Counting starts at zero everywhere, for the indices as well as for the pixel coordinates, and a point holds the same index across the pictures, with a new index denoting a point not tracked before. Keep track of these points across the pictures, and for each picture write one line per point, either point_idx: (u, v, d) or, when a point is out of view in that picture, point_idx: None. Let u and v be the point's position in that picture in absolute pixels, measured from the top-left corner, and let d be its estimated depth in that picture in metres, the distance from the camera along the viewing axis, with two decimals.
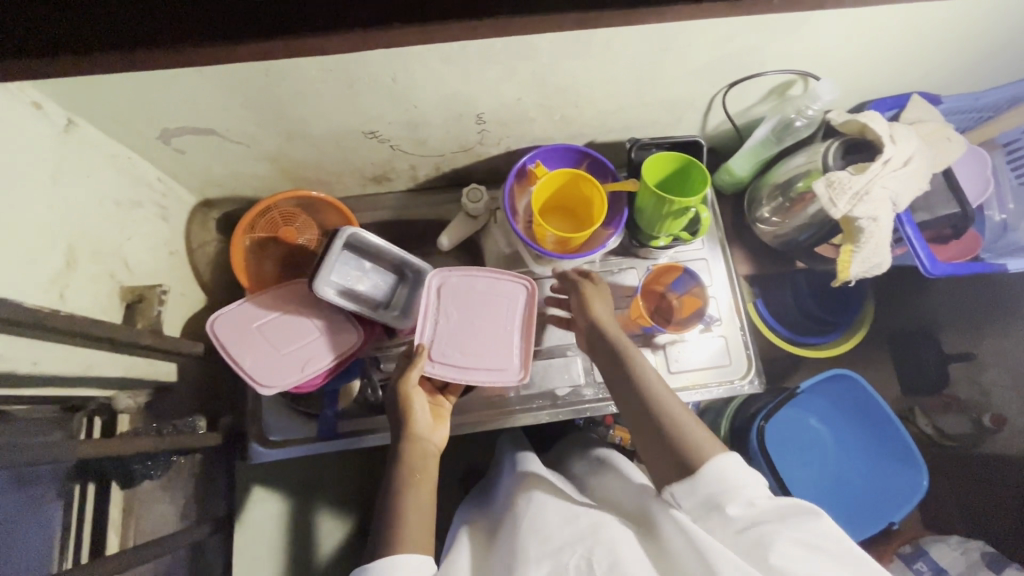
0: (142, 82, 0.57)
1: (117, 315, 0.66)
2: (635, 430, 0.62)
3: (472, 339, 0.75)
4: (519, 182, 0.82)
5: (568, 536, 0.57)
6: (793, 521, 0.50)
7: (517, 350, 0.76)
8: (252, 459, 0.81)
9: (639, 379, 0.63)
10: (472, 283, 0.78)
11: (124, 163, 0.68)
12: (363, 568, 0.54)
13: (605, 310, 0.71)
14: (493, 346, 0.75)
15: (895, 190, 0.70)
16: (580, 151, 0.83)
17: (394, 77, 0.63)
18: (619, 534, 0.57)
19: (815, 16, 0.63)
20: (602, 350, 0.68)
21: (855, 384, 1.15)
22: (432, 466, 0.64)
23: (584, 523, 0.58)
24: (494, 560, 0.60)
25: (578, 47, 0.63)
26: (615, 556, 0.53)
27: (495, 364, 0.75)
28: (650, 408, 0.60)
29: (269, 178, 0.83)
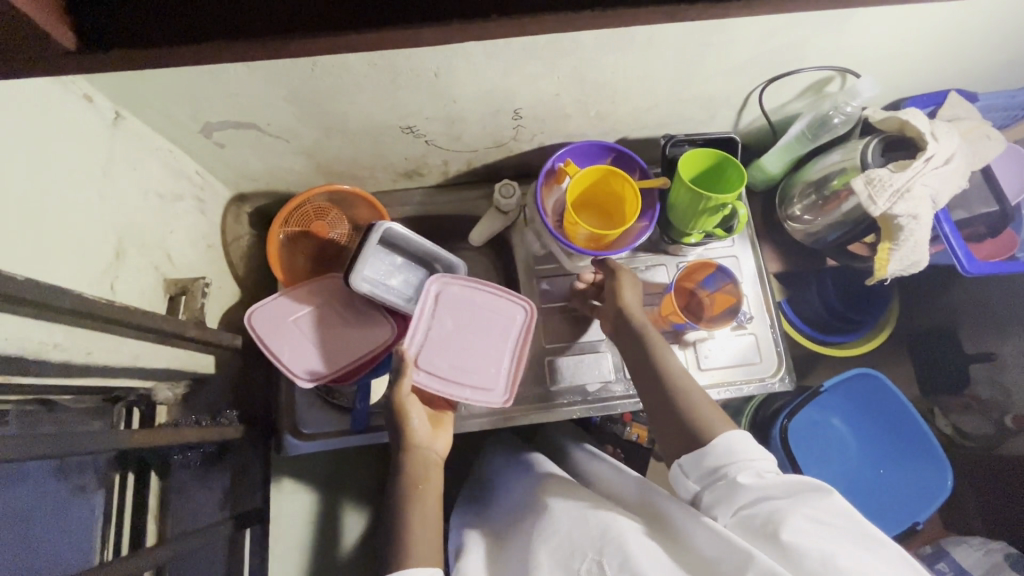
0: (190, 75, 0.58)
1: (161, 307, 0.67)
2: (654, 413, 0.65)
3: (461, 354, 0.74)
4: (548, 180, 0.82)
5: (578, 538, 0.57)
6: (803, 497, 0.51)
7: (504, 372, 0.75)
8: (287, 451, 0.82)
9: (664, 367, 0.65)
10: (471, 297, 0.76)
11: (166, 156, 0.69)
12: None
13: (635, 298, 0.72)
14: (481, 364, 0.75)
15: (935, 189, 0.70)
16: (607, 147, 0.82)
17: (437, 72, 0.63)
18: (635, 531, 0.56)
19: (862, 12, 0.63)
20: (630, 342, 0.69)
21: (877, 381, 1.16)
22: (433, 471, 0.63)
23: (593, 523, 0.58)
24: (511, 560, 0.63)
25: (622, 42, 0.62)
26: (625, 553, 0.53)
27: (480, 384, 0.74)
28: (675, 397, 0.63)
29: (303, 172, 0.84)
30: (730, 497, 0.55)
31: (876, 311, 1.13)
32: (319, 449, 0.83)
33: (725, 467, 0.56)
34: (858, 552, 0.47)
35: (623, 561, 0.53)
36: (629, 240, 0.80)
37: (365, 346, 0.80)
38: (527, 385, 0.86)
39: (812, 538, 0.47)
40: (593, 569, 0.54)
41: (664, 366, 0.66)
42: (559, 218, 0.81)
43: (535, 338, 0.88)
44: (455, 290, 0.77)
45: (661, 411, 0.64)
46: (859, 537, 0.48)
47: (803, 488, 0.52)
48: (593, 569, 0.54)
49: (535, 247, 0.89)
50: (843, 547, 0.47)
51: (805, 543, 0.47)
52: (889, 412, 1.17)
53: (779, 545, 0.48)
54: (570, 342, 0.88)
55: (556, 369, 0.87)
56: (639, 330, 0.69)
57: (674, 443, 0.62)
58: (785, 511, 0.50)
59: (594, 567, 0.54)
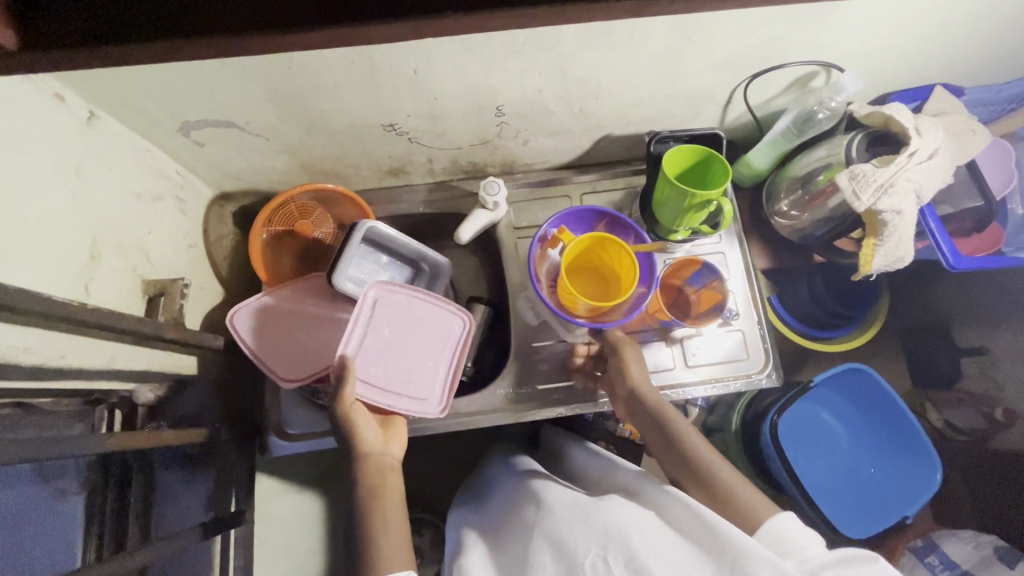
0: (162, 73, 0.57)
1: (140, 308, 0.66)
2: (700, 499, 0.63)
3: (397, 363, 0.74)
4: (540, 248, 0.81)
5: (579, 533, 0.56)
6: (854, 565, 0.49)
7: (441, 382, 0.76)
8: (272, 451, 0.82)
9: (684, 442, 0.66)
10: (412, 305, 0.76)
11: (144, 155, 0.68)
12: None
13: (640, 374, 0.74)
14: (416, 373, 0.75)
15: (919, 184, 0.70)
16: (598, 211, 0.83)
17: (416, 69, 0.63)
18: (638, 522, 0.56)
19: (845, 6, 0.62)
20: (643, 410, 0.72)
21: (869, 377, 1.15)
22: (390, 475, 0.64)
23: (596, 518, 0.57)
24: (512, 559, 0.62)
25: (602, 37, 0.62)
26: (630, 549, 0.53)
27: (415, 392, 0.74)
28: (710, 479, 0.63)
29: (288, 171, 0.83)
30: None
31: (864, 306, 1.13)
32: (305, 449, 0.83)
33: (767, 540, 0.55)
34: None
35: (628, 557, 0.53)
36: (627, 309, 0.78)
37: None
38: (514, 385, 0.86)
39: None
40: (597, 563, 0.54)
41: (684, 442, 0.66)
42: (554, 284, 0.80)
43: (522, 337, 0.87)
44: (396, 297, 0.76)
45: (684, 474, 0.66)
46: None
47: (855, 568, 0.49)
48: (598, 564, 0.54)
49: (529, 315, 0.87)
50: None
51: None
52: (879, 409, 1.16)
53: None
54: (557, 341, 0.87)
55: (543, 368, 0.86)
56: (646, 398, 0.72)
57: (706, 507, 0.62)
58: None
59: (598, 561, 0.54)
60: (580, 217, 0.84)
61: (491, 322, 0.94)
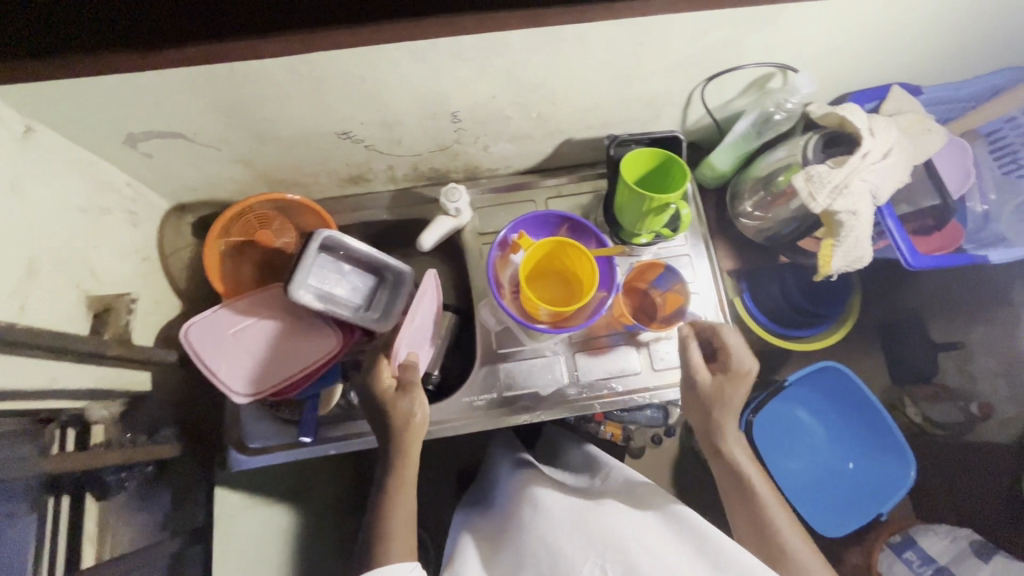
0: (99, 86, 0.56)
1: (84, 325, 0.65)
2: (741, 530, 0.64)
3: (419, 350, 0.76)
4: (502, 253, 0.81)
5: (579, 543, 0.57)
6: None
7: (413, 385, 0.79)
8: (232, 466, 0.80)
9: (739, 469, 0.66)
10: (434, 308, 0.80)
11: (89, 168, 0.67)
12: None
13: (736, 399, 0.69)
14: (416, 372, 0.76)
15: (875, 184, 0.70)
16: (560, 216, 0.84)
17: (364, 77, 0.62)
18: (634, 532, 0.57)
19: (792, 8, 0.62)
20: (704, 433, 0.70)
21: (843, 375, 1.14)
22: (402, 484, 0.65)
23: (594, 527, 0.59)
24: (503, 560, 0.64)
25: (551, 43, 0.61)
26: (628, 562, 0.54)
27: None
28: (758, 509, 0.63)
29: (244, 181, 0.82)
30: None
31: (835, 305, 1.13)
32: (267, 463, 0.81)
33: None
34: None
35: (625, 565, 0.54)
36: (589, 313, 0.78)
37: (308, 356, 0.78)
38: (479, 393, 0.85)
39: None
40: (593, 572, 0.55)
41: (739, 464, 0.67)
42: (516, 289, 0.79)
43: (487, 343, 0.86)
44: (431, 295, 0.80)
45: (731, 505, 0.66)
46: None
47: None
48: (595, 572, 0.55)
49: (490, 322, 0.86)
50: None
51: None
52: (856, 406, 1.16)
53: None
54: (522, 347, 0.86)
55: (509, 374, 0.85)
56: (708, 424, 0.69)
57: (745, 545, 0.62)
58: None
59: (595, 570, 0.55)
60: (542, 222, 0.84)
61: (457, 329, 0.93)
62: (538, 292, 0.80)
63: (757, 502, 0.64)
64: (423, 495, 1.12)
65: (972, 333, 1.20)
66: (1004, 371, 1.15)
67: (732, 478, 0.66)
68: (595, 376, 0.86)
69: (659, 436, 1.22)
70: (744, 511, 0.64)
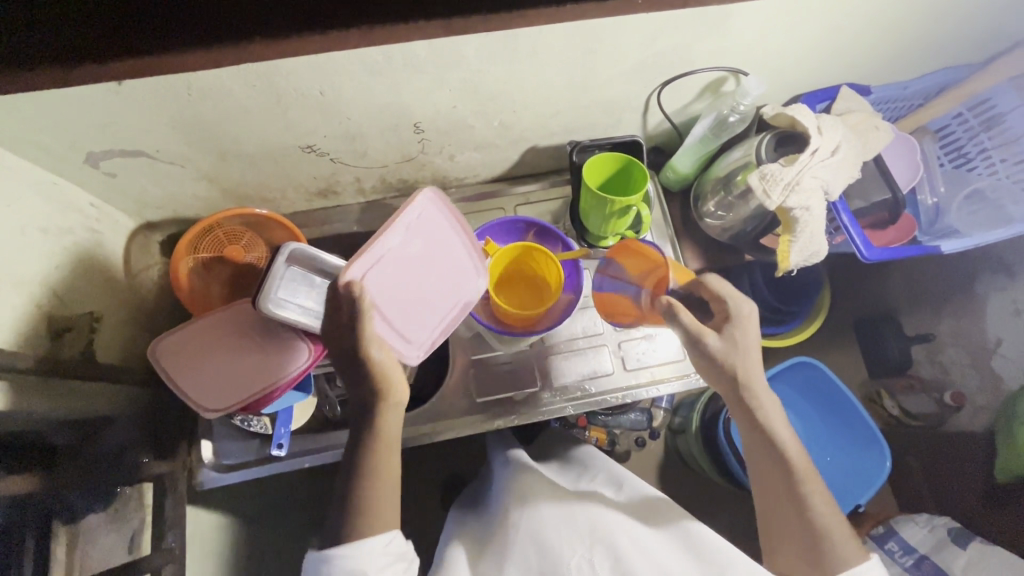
0: (54, 106, 0.56)
1: (46, 346, 0.66)
2: (773, 514, 0.62)
3: (409, 292, 0.68)
4: None
5: (567, 536, 0.57)
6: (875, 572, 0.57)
7: (437, 330, 0.71)
8: (202, 484, 0.80)
9: (778, 453, 0.62)
10: (445, 234, 0.70)
11: (51, 190, 0.67)
12: (326, 554, 0.56)
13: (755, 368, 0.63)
14: (414, 311, 0.69)
15: (826, 180, 0.72)
16: (526, 222, 0.85)
17: (323, 91, 0.63)
18: (626, 528, 0.58)
19: (735, 14, 0.64)
20: (746, 423, 0.64)
21: (817, 370, 1.17)
22: (383, 475, 0.61)
23: (583, 520, 0.59)
24: (489, 561, 0.63)
25: (505, 53, 0.63)
26: (616, 553, 0.55)
27: (405, 332, 0.68)
28: (792, 495, 0.60)
29: (210, 199, 0.82)
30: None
31: (806, 300, 1.14)
32: (240, 479, 0.81)
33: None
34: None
35: (614, 556, 0.55)
36: (557, 315, 0.78)
37: (275, 372, 0.77)
38: (453, 400, 0.85)
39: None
40: (581, 564, 0.55)
41: (779, 449, 0.62)
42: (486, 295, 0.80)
43: (459, 350, 0.87)
44: (438, 217, 0.69)
45: (769, 495, 0.63)
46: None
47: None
48: (583, 565, 0.55)
49: (461, 331, 0.87)
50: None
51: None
52: (832, 401, 1.17)
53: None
54: (494, 353, 0.87)
55: (482, 380, 0.86)
56: (752, 417, 0.64)
57: (782, 540, 0.61)
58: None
59: (583, 562, 0.55)
60: (509, 229, 0.85)
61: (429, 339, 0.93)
62: (510, 298, 0.81)
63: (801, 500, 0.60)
64: (406, 507, 1.12)
65: (941, 324, 1.24)
66: (972, 359, 1.18)
67: (777, 471, 0.62)
68: (567, 379, 0.87)
69: (643, 437, 1.23)
70: (783, 509, 0.61)
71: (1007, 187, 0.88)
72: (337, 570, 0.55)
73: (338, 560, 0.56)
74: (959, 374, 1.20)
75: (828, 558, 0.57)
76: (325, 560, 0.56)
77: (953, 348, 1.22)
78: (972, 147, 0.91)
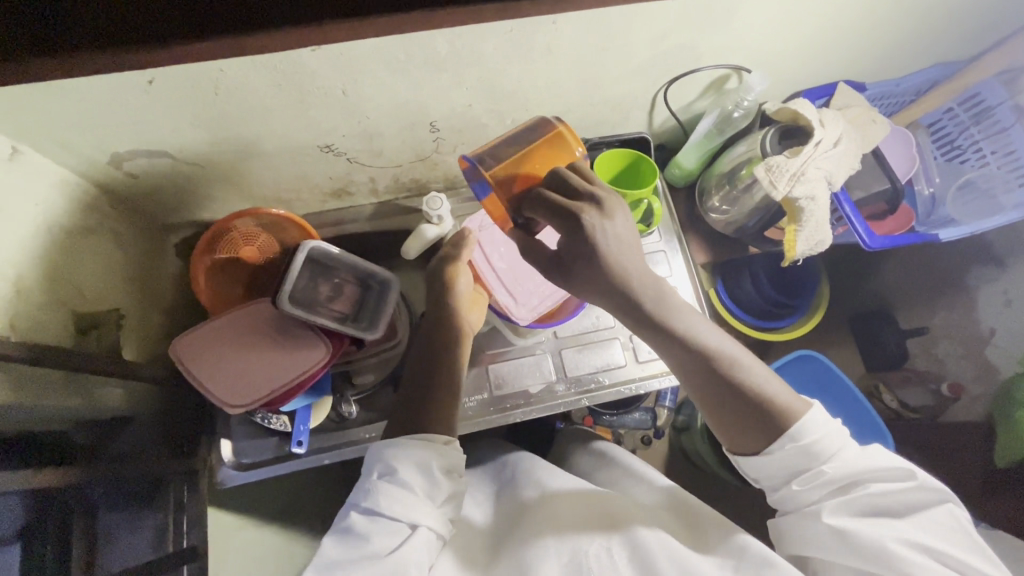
0: (81, 104, 0.57)
1: (71, 342, 0.67)
2: (714, 410, 0.56)
3: (518, 262, 0.84)
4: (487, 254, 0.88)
5: (591, 529, 0.62)
6: (852, 459, 0.54)
7: (537, 298, 0.83)
8: (224, 482, 0.82)
9: (690, 339, 0.55)
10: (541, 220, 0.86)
11: (75, 191, 0.68)
12: (393, 441, 0.57)
13: (621, 252, 0.54)
14: (521, 280, 0.84)
15: (829, 170, 0.75)
16: None
17: (344, 90, 0.65)
18: (653, 531, 0.62)
19: (741, 13, 0.67)
20: (647, 331, 0.57)
21: (820, 363, 1.18)
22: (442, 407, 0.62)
23: (605, 520, 0.64)
24: (505, 551, 0.64)
25: (522, 51, 0.65)
26: (638, 543, 0.59)
27: (516, 296, 0.83)
28: (724, 375, 0.55)
29: (228, 201, 0.83)
30: (800, 516, 0.55)
31: (808, 293, 1.16)
32: (256, 478, 0.83)
33: (801, 436, 0.53)
34: (907, 517, 0.52)
35: (635, 551, 0.59)
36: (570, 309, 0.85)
37: (293, 369, 0.78)
38: (470, 395, 0.86)
39: (847, 555, 0.52)
40: (600, 550, 0.59)
41: (688, 335, 0.55)
42: None
43: (475, 345, 0.88)
44: None
45: (705, 397, 0.56)
46: (920, 515, 0.52)
47: (862, 464, 0.54)
48: (601, 550, 0.59)
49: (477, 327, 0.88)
50: (891, 525, 0.51)
51: (845, 561, 0.52)
52: (835, 392, 1.18)
53: (846, 552, 0.51)
54: (510, 347, 0.88)
55: (497, 374, 0.87)
56: (655, 317, 0.55)
57: (735, 432, 0.56)
58: (850, 527, 0.51)
59: (602, 549, 0.59)
60: None
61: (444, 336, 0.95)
62: None
63: (735, 378, 0.55)
64: None
65: (934, 317, 1.27)
66: (966, 352, 1.22)
67: (708, 366, 0.55)
68: (581, 371, 0.88)
69: (648, 437, 1.24)
70: (721, 399, 0.55)
71: (998, 175, 0.92)
72: (404, 453, 0.55)
73: (405, 447, 0.56)
74: (954, 364, 1.24)
75: (780, 419, 0.54)
76: (394, 445, 0.56)
77: (947, 340, 1.25)
78: (964, 139, 0.95)
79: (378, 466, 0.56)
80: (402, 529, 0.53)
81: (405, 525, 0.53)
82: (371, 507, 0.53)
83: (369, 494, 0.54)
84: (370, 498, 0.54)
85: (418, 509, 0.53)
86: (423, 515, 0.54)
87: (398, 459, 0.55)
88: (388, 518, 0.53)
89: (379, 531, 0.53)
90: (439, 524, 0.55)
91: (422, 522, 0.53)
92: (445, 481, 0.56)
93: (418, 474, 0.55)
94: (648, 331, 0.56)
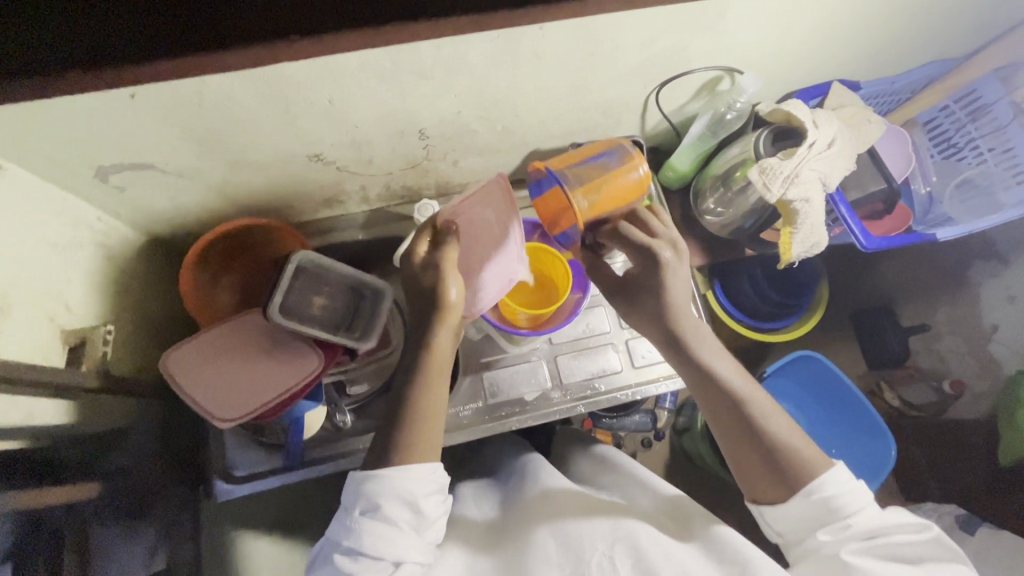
0: (62, 119, 0.56)
1: (61, 359, 0.67)
2: (734, 454, 0.59)
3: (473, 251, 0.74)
4: None
5: (596, 535, 0.60)
6: (876, 517, 0.54)
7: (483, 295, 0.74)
8: (219, 495, 0.82)
9: (722, 383, 0.59)
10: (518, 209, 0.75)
11: (62, 206, 0.67)
12: (373, 473, 0.55)
13: (677, 285, 0.62)
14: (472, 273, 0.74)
15: (823, 172, 0.75)
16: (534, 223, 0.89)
17: (331, 99, 0.64)
18: (645, 529, 0.61)
19: (730, 15, 0.66)
20: (680, 364, 0.62)
21: (820, 364, 1.17)
22: (434, 416, 0.60)
23: (606, 522, 0.62)
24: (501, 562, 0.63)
25: (509, 57, 0.64)
26: (637, 549, 0.58)
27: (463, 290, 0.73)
28: (752, 423, 0.57)
29: (218, 211, 0.83)
30: (815, 561, 0.53)
31: (808, 292, 1.14)
32: (252, 490, 0.83)
33: (823, 488, 0.54)
34: (926, 565, 0.50)
35: (636, 556, 0.57)
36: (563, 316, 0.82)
37: (285, 382, 0.77)
38: (465, 403, 0.85)
39: None
40: (603, 561, 0.58)
41: (721, 379, 0.59)
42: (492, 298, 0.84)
43: (470, 352, 0.87)
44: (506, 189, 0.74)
45: (728, 440, 0.59)
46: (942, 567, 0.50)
47: (883, 521, 0.54)
48: (604, 561, 0.57)
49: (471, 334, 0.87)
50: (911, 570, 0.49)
51: None
52: (836, 393, 1.16)
53: None
54: (504, 354, 0.87)
55: (492, 382, 0.86)
56: (691, 355, 0.61)
57: (752, 476, 0.57)
58: (864, 564, 0.50)
59: (605, 560, 0.58)
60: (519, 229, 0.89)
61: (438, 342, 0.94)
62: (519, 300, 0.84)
63: (758, 425, 0.57)
64: None
65: (936, 314, 1.26)
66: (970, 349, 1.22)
67: (732, 412, 0.58)
68: (577, 378, 0.88)
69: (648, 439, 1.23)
70: (745, 444, 0.57)
71: (996, 173, 0.92)
72: (386, 491, 0.54)
73: (386, 481, 0.54)
74: (956, 362, 1.22)
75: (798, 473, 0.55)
76: (375, 478, 0.55)
77: (950, 337, 1.24)
78: (961, 137, 0.94)
79: (359, 502, 0.55)
80: (385, 567, 0.53)
81: (388, 562, 0.53)
82: (354, 547, 0.53)
83: (352, 533, 0.53)
84: (352, 538, 0.53)
85: (403, 545, 0.53)
86: (406, 550, 0.54)
87: (380, 497, 0.54)
88: (369, 557, 0.53)
89: (362, 571, 0.53)
90: (421, 556, 0.55)
91: (405, 559, 0.53)
92: (432, 506, 0.56)
93: (404, 508, 0.54)
94: (676, 362, 0.62)
